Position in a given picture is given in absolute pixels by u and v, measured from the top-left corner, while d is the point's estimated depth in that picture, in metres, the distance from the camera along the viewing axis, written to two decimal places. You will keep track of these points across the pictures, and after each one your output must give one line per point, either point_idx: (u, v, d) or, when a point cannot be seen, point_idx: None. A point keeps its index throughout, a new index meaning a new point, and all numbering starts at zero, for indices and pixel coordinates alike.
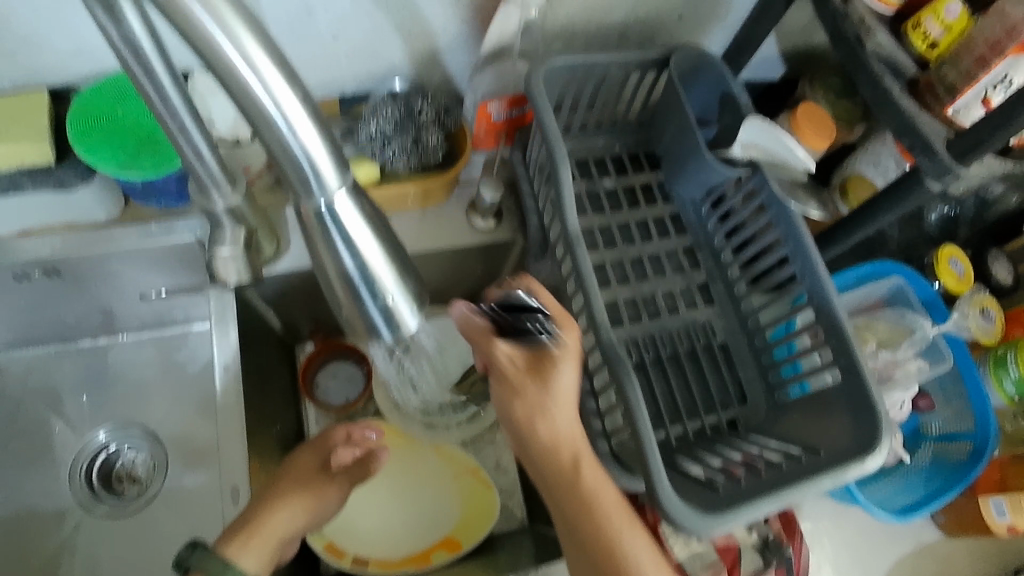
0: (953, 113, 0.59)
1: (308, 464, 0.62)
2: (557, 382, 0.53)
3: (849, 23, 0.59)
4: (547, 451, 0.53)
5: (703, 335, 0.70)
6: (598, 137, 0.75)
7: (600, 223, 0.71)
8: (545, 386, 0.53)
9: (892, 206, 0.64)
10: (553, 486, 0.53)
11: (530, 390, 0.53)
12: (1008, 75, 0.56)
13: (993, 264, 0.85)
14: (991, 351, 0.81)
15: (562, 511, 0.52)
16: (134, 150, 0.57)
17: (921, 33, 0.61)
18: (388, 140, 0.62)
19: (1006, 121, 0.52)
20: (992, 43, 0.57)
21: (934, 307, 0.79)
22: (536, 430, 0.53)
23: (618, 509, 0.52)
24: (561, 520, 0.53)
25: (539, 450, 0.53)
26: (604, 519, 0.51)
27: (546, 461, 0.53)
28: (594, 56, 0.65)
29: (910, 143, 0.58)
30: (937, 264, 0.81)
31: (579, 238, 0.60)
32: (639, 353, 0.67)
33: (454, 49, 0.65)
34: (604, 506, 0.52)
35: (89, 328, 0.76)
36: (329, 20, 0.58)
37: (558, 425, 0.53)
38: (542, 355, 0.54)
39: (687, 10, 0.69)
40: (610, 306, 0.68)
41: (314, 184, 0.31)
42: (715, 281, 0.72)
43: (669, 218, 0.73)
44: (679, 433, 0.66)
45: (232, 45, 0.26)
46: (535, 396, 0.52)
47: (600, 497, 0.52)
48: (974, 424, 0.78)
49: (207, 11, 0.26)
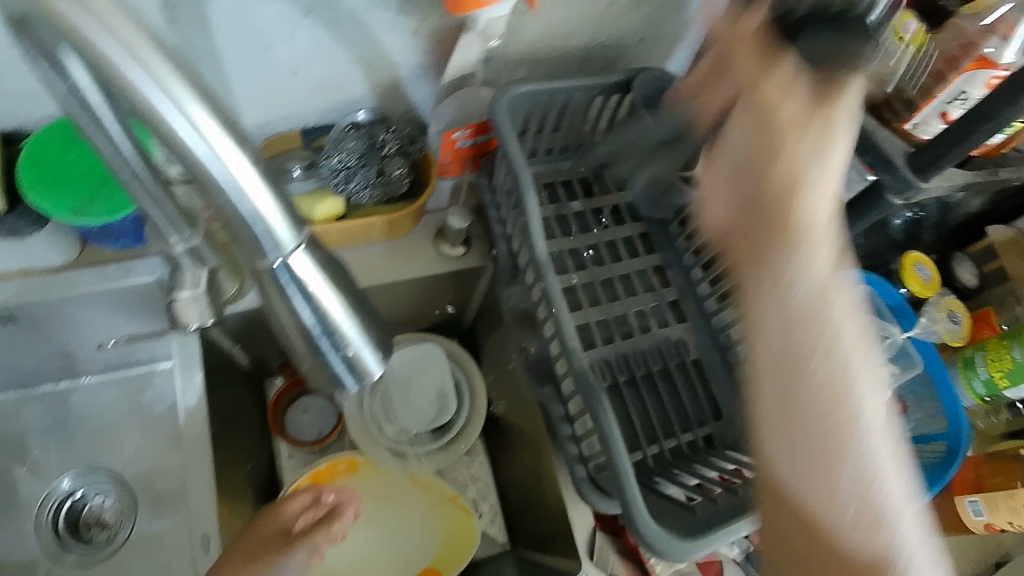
0: (912, 127, 0.60)
1: (268, 529, 0.61)
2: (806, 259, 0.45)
3: None
4: (803, 380, 0.43)
5: (676, 353, 0.70)
6: (564, 159, 0.75)
7: (570, 246, 0.70)
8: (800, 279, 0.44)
9: (855, 220, 0.64)
10: (769, 311, 0.45)
11: (767, 268, 0.45)
12: (965, 91, 0.56)
13: (958, 267, 0.87)
14: (960, 353, 0.82)
15: (789, 441, 0.44)
16: (87, 195, 0.56)
17: (877, 52, 0.62)
18: (351, 173, 0.61)
19: (960, 139, 0.53)
20: (948, 59, 0.57)
21: (901, 312, 0.79)
22: (777, 301, 0.44)
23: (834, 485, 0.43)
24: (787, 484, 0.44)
25: (795, 363, 0.44)
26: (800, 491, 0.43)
27: (803, 400, 0.43)
28: (557, 82, 0.65)
29: (871, 161, 0.59)
30: (903, 271, 0.82)
31: (548, 265, 0.59)
32: (613, 375, 0.67)
33: (416, 79, 0.64)
34: (836, 449, 0.42)
35: (50, 372, 0.73)
36: (288, 55, 0.58)
37: (790, 333, 0.44)
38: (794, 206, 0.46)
39: (648, 32, 0.69)
40: (582, 329, 0.67)
41: (269, 244, 0.31)
42: (686, 298, 0.72)
43: (637, 237, 0.74)
44: (654, 453, 0.65)
45: (173, 111, 0.26)
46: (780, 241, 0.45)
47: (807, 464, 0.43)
48: (946, 426, 0.79)
49: (149, 79, 0.26)
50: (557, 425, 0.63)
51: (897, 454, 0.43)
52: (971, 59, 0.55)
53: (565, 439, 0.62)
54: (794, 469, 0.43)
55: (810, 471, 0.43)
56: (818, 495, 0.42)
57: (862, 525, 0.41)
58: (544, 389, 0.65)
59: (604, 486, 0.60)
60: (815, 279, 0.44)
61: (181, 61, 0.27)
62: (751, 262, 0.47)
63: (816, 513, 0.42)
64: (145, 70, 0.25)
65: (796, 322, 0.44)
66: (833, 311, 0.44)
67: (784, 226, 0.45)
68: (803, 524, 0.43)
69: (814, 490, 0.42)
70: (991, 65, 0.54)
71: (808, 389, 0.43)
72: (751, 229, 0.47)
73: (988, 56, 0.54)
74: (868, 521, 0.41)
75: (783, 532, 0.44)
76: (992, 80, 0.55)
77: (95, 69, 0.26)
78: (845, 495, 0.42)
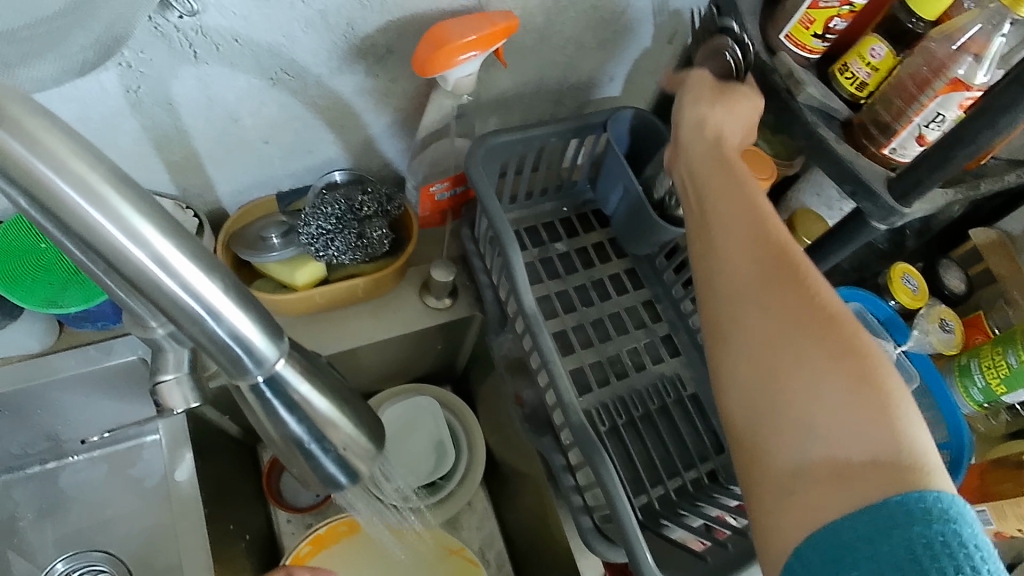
0: (890, 152, 0.59)
1: None
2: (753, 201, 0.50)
3: (778, 78, 0.58)
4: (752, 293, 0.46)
5: (673, 390, 0.69)
6: (544, 202, 0.75)
7: (557, 288, 0.71)
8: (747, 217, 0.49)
9: (841, 245, 0.64)
10: (737, 240, 0.48)
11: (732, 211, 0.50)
12: (940, 113, 0.56)
13: (944, 273, 0.85)
14: (955, 360, 0.81)
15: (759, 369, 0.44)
16: (62, 283, 0.55)
17: (849, 77, 0.62)
18: (330, 238, 0.60)
19: (942, 163, 0.53)
20: (920, 81, 0.57)
21: (893, 326, 0.78)
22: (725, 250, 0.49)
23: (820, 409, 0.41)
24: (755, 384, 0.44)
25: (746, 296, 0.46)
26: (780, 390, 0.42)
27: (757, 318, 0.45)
28: (531, 129, 0.65)
29: (853, 188, 0.58)
30: (889, 283, 0.80)
31: (537, 316, 0.58)
32: (611, 418, 0.66)
33: (389, 135, 0.64)
34: (796, 370, 0.42)
35: (36, 454, 0.71)
36: (257, 125, 0.57)
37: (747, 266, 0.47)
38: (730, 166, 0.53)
39: (618, 69, 0.70)
40: (576, 372, 0.67)
41: (250, 361, 0.30)
42: (678, 331, 0.72)
43: (625, 273, 0.74)
44: (660, 494, 0.64)
45: (141, 249, 0.25)
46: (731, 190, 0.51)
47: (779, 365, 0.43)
48: (948, 435, 0.77)
49: (110, 220, 0.25)
50: (558, 475, 0.62)
51: (886, 369, 0.42)
52: (943, 81, 0.55)
53: (567, 490, 0.61)
54: (760, 378, 0.43)
55: (778, 373, 0.43)
56: (791, 403, 0.42)
57: (865, 457, 0.39)
58: (542, 439, 0.64)
59: (612, 535, 0.59)
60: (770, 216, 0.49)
61: (144, 194, 0.26)
62: (714, 209, 0.52)
63: (800, 433, 0.41)
64: (104, 205, 0.25)
65: (766, 248, 0.47)
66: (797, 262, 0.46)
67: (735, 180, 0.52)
68: (768, 384, 0.43)
69: (790, 391, 0.42)
70: (964, 86, 0.53)
71: (776, 296, 0.45)
72: (704, 178, 0.54)
73: (961, 77, 0.53)
74: (868, 428, 0.40)
75: (779, 455, 0.41)
76: (965, 101, 0.55)
77: (53, 213, 0.25)
78: (831, 410, 0.41)
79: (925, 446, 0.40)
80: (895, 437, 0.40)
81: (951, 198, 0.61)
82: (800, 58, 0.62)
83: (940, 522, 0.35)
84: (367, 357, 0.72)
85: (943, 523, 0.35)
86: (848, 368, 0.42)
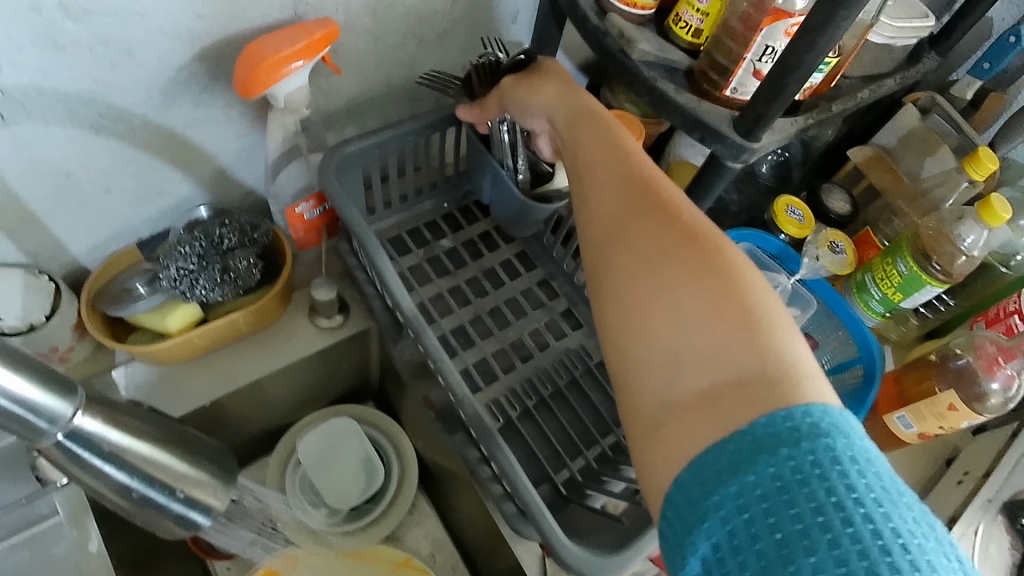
0: (732, 92, 0.59)
1: None
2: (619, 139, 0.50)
3: (611, 39, 0.61)
4: (617, 222, 0.44)
5: (580, 362, 0.69)
6: (423, 201, 0.74)
7: (449, 285, 0.70)
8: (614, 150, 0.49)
9: (708, 191, 0.66)
10: (606, 179, 0.47)
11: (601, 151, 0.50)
12: (770, 45, 0.56)
13: (828, 197, 0.86)
14: (852, 279, 0.83)
15: (625, 289, 0.40)
16: None
17: (682, 25, 0.63)
18: (195, 276, 0.59)
19: (774, 96, 0.54)
20: (743, 18, 0.57)
21: (786, 257, 0.82)
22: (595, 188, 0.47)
23: (682, 320, 0.37)
24: (619, 309, 0.40)
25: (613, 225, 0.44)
26: (643, 308, 0.39)
27: (621, 242, 0.42)
28: (385, 132, 0.65)
29: (702, 135, 0.60)
30: (776, 217, 0.82)
31: (419, 318, 0.58)
32: (520, 402, 0.66)
33: (242, 161, 0.63)
34: (660, 284, 0.39)
35: None
36: (94, 175, 0.56)
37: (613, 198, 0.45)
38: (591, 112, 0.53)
39: (467, 57, 0.70)
40: (480, 363, 0.67)
41: (46, 423, 0.37)
42: (577, 304, 0.72)
43: (516, 257, 0.74)
44: (581, 466, 0.64)
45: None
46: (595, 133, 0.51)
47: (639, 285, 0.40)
48: (858, 350, 0.79)
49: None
50: (475, 468, 0.61)
51: (758, 282, 0.39)
52: (766, 13, 0.54)
53: (484, 480, 0.60)
54: (621, 308, 0.40)
55: (653, 304, 0.39)
56: (653, 326, 0.38)
57: (731, 373, 0.35)
58: (455, 435, 0.63)
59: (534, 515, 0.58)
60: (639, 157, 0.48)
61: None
62: (584, 166, 0.50)
63: (662, 354, 0.37)
64: None
65: (629, 186, 0.45)
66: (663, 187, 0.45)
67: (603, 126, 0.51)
68: (631, 309, 0.39)
69: (661, 323, 0.38)
70: (786, 15, 0.53)
71: (639, 224, 0.42)
72: (574, 135, 0.53)
73: (781, 7, 0.53)
74: (740, 351, 0.35)
75: (644, 388, 0.37)
76: (790, 28, 0.54)
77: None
78: (702, 334, 0.36)
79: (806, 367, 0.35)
80: (763, 353, 0.35)
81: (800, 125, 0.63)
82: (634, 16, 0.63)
83: (812, 436, 0.31)
84: (272, 388, 0.71)
85: (821, 438, 0.31)
86: (711, 284, 0.38)
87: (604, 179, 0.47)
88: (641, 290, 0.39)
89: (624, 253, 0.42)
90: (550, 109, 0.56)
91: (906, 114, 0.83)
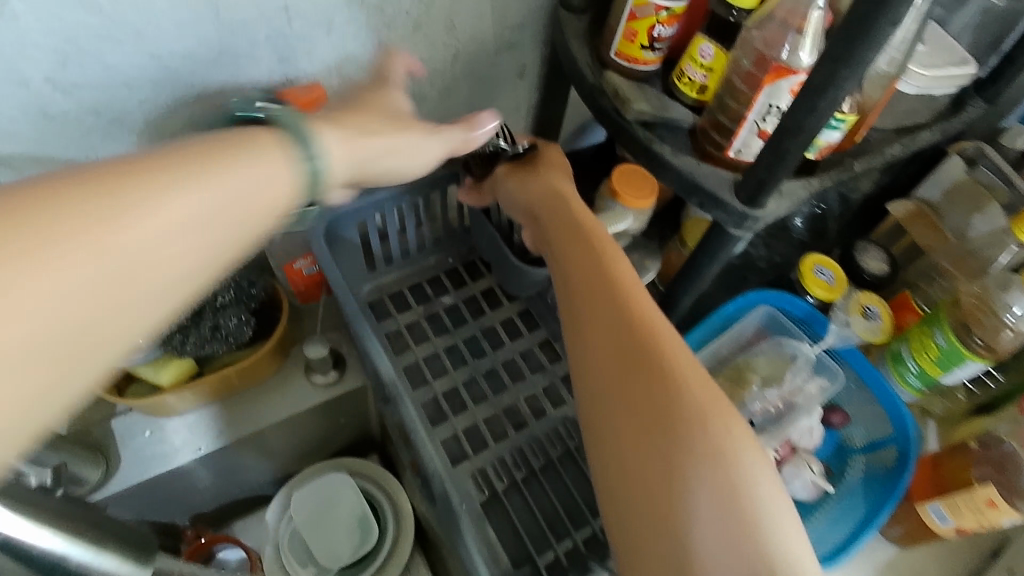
0: (736, 153, 0.56)
1: None
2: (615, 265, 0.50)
3: (606, 98, 0.58)
4: (614, 375, 0.44)
5: (576, 433, 0.66)
6: (428, 256, 0.73)
7: (446, 344, 0.68)
8: (609, 280, 0.49)
9: (712, 258, 0.62)
10: (600, 319, 0.47)
11: (593, 275, 0.49)
12: (772, 104, 0.52)
13: (862, 257, 0.81)
14: (887, 349, 0.77)
15: (626, 457, 0.41)
16: None
17: (687, 81, 0.60)
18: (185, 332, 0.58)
19: (776, 161, 0.50)
20: (748, 76, 0.54)
21: (814, 321, 0.77)
22: (587, 326, 0.47)
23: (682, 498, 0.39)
24: (620, 477, 0.41)
25: (609, 377, 0.44)
26: (644, 484, 0.40)
27: (621, 404, 0.43)
28: (380, 191, 0.64)
29: (700, 200, 0.56)
30: (802, 277, 0.77)
31: (398, 385, 0.56)
32: (509, 473, 0.63)
33: None
34: (664, 461, 0.40)
35: None
36: None
37: (607, 346, 0.46)
38: (578, 224, 0.53)
39: (472, 113, 0.69)
40: (470, 429, 0.64)
41: None
42: (579, 369, 0.68)
43: (518, 316, 0.71)
44: (568, 548, 0.60)
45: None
46: (587, 255, 0.51)
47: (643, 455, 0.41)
48: (895, 430, 0.74)
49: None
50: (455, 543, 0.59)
51: (757, 460, 0.41)
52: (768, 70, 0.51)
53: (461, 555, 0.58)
54: (625, 480, 0.41)
55: (652, 464, 0.40)
56: (661, 512, 0.39)
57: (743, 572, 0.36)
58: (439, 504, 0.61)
59: None
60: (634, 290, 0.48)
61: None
62: (580, 293, 0.49)
63: (668, 541, 0.38)
64: None
65: (627, 333, 0.45)
66: (660, 335, 0.45)
67: (594, 248, 0.51)
68: (632, 483, 0.40)
69: (671, 513, 0.39)
70: (788, 73, 0.49)
71: (635, 384, 0.43)
72: (561, 248, 0.53)
73: (783, 64, 0.49)
74: (732, 530, 0.37)
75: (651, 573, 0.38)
76: (795, 87, 0.51)
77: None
78: (693, 505, 0.39)
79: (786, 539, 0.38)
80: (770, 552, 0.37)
81: (814, 187, 0.59)
82: (636, 72, 0.60)
83: None
84: (269, 441, 0.71)
85: None
86: (714, 468, 0.40)
87: (596, 315, 0.47)
88: (642, 466, 0.40)
89: (624, 417, 0.43)
90: (544, 210, 0.56)
91: (951, 165, 0.76)
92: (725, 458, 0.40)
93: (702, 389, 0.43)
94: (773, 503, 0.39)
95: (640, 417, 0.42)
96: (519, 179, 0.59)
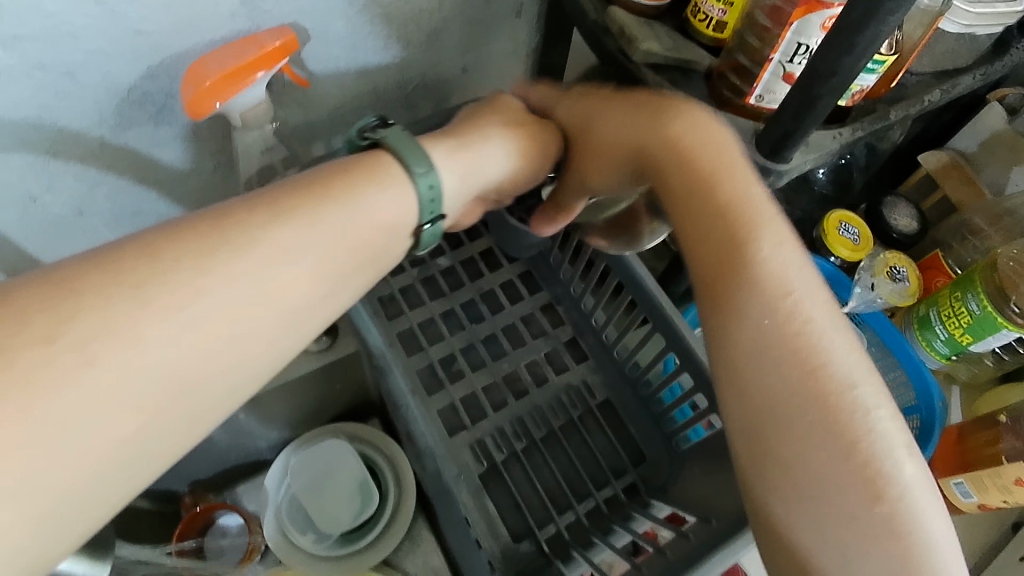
0: (758, 99, 0.51)
1: None
2: (723, 177, 0.44)
3: (610, 38, 0.53)
4: (732, 290, 0.41)
5: (579, 401, 0.63)
6: None
7: (442, 308, 0.65)
8: (710, 190, 0.44)
9: None
10: (704, 231, 0.43)
11: (692, 189, 0.45)
12: (801, 43, 0.46)
13: (891, 213, 0.76)
14: (914, 312, 0.73)
15: (739, 396, 0.40)
16: None
17: (702, 18, 0.55)
18: None
19: (804, 108, 0.45)
20: (773, 11, 0.48)
21: (838, 282, 0.72)
22: (693, 234, 0.44)
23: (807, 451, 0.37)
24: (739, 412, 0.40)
25: (725, 290, 0.41)
26: (768, 428, 0.38)
27: (735, 327, 0.40)
28: None
29: None
30: (824, 236, 0.73)
31: None
32: (509, 444, 0.60)
33: (223, 177, 0.61)
34: (783, 410, 0.38)
35: None
36: (59, 199, 0.56)
37: (721, 254, 0.42)
38: (663, 128, 0.47)
39: (466, 59, 0.64)
40: (469, 398, 0.62)
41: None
42: (584, 333, 0.65)
43: (518, 278, 0.67)
44: (570, 521, 0.58)
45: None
46: (680, 163, 0.46)
47: (768, 395, 0.39)
48: (917, 398, 0.70)
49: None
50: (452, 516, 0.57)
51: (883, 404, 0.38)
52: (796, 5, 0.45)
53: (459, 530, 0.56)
54: (750, 416, 0.39)
55: (761, 413, 0.39)
56: (791, 460, 0.37)
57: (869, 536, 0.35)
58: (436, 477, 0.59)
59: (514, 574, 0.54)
60: (745, 197, 0.44)
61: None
62: (680, 193, 0.45)
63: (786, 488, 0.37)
64: None
65: (736, 252, 0.42)
66: (771, 259, 0.41)
67: (686, 154, 0.46)
68: (755, 423, 0.39)
69: (791, 467, 0.37)
70: (821, 7, 0.44)
71: (750, 309, 0.40)
72: (648, 144, 0.47)
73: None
74: (849, 478, 0.36)
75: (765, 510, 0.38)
76: (828, 22, 0.45)
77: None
78: (832, 476, 0.36)
79: (907, 476, 0.37)
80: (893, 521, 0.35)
81: (843, 138, 0.55)
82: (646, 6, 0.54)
83: None
84: (264, 409, 0.69)
85: None
86: (839, 427, 0.37)
87: (701, 225, 0.44)
88: (763, 412, 0.38)
89: (740, 348, 0.40)
90: (615, 117, 0.50)
91: (991, 113, 0.73)
92: (865, 425, 0.37)
93: (816, 318, 0.40)
94: (917, 466, 0.37)
95: (778, 384, 0.38)
96: (600, 105, 0.51)
